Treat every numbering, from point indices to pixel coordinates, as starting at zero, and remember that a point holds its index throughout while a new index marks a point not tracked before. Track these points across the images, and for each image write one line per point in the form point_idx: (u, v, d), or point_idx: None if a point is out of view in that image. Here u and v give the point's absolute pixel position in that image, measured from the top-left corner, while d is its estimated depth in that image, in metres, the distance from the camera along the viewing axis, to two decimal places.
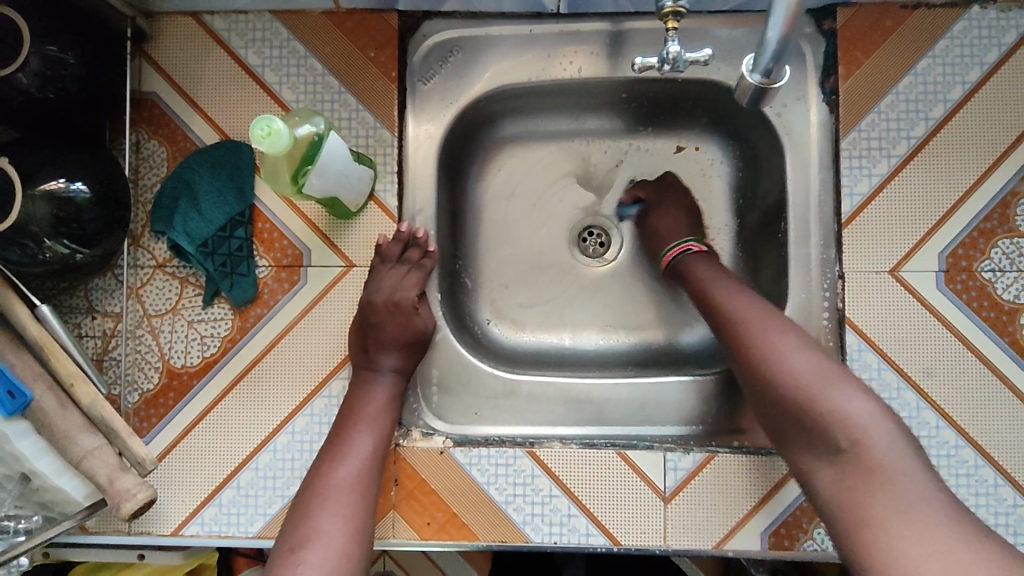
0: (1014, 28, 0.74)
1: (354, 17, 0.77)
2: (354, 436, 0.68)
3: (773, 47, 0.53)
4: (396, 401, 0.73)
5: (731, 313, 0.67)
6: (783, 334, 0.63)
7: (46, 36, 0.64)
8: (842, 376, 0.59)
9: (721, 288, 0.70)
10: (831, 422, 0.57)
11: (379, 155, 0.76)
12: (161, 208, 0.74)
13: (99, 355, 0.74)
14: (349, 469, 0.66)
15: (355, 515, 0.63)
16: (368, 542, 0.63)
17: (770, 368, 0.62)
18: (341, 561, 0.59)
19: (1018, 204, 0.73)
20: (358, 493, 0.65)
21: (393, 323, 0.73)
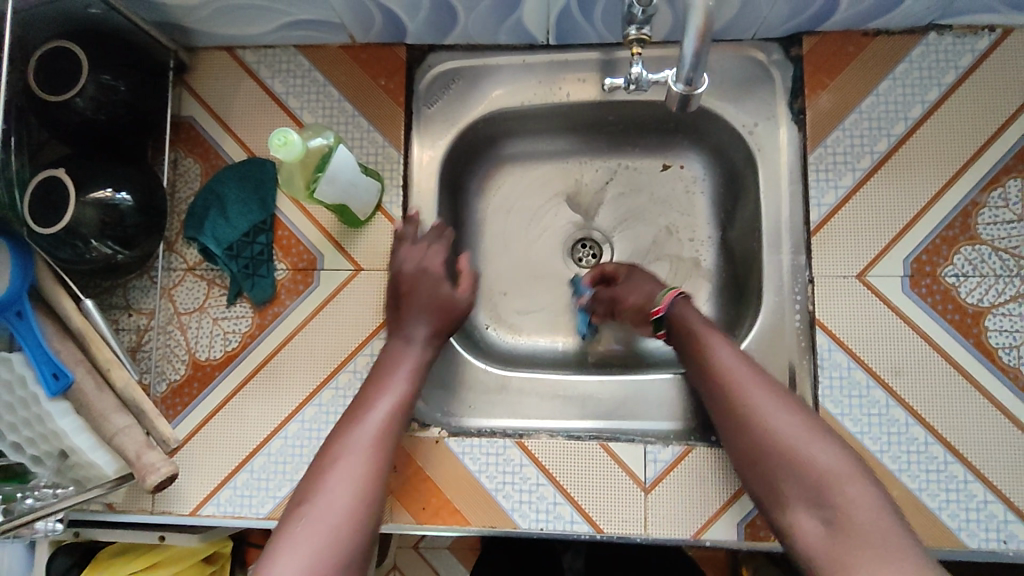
0: (969, 52, 0.80)
1: (367, 51, 0.86)
2: (381, 393, 0.73)
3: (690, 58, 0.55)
4: (426, 365, 0.77)
5: (717, 369, 0.69)
6: (755, 390, 0.67)
7: (102, 68, 0.75)
8: (820, 434, 0.63)
9: (707, 331, 0.72)
10: (813, 480, 0.60)
11: (386, 170, 0.85)
12: (194, 216, 0.83)
13: (134, 347, 0.82)
14: (372, 419, 0.71)
15: (374, 461, 0.68)
16: (381, 490, 0.67)
17: (752, 425, 0.65)
18: (354, 506, 0.64)
19: (978, 214, 0.78)
20: (379, 443, 0.69)
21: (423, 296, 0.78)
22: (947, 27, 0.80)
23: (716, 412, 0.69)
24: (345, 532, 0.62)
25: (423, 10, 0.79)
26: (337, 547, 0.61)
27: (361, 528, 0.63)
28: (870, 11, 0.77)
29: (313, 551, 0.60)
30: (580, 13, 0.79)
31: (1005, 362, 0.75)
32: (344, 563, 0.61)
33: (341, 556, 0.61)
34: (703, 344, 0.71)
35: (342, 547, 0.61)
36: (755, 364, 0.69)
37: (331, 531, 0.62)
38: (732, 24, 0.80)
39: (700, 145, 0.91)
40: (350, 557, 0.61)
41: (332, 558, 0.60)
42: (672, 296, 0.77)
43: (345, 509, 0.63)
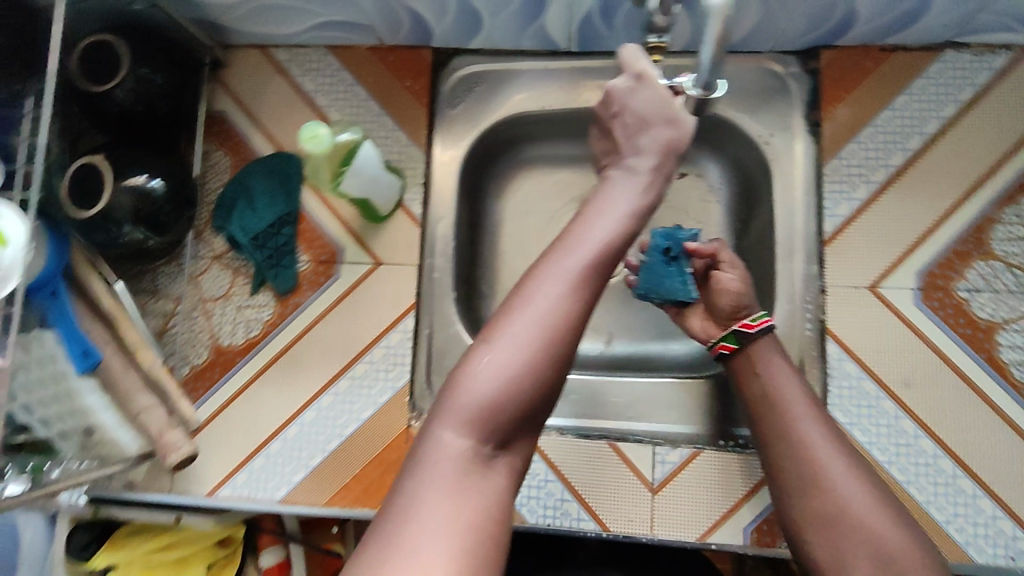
0: (988, 69, 0.81)
1: (395, 53, 0.89)
2: (603, 208, 0.63)
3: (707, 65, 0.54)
4: (652, 188, 0.66)
5: (796, 429, 0.64)
6: (834, 458, 0.61)
7: (141, 62, 0.78)
8: (896, 516, 0.58)
9: (791, 387, 0.67)
10: (889, 563, 0.55)
11: (409, 168, 0.88)
12: (222, 207, 0.86)
13: (160, 330, 0.85)
14: (592, 236, 0.59)
15: (581, 285, 0.56)
16: (586, 312, 0.57)
17: (826, 494, 0.60)
18: (561, 314, 0.55)
19: (993, 230, 0.78)
20: (598, 257, 0.58)
21: (643, 114, 0.70)
22: (965, 44, 0.82)
23: (779, 471, 0.63)
24: (545, 352, 0.54)
25: (450, 14, 0.81)
26: (543, 363, 0.54)
27: (563, 351, 0.55)
28: (888, 26, 0.79)
29: (515, 365, 0.53)
30: (602, 21, 0.81)
31: (1017, 378, 0.75)
32: (544, 384, 0.54)
33: (544, 374, 0.54)
34: (783, 400, 0.66)
35: (545, 363, 0.54)
36: (834, 431, 0.64)
37: (543, 332, 0.54)
38: (751, 35, 0.82)
39: (717, 154, 0.93)
40: (554, 378, 0.55)
41: (536, 378, 0.54)
42: (766, 322, 0.72)
43: (547, 321, 0.54)
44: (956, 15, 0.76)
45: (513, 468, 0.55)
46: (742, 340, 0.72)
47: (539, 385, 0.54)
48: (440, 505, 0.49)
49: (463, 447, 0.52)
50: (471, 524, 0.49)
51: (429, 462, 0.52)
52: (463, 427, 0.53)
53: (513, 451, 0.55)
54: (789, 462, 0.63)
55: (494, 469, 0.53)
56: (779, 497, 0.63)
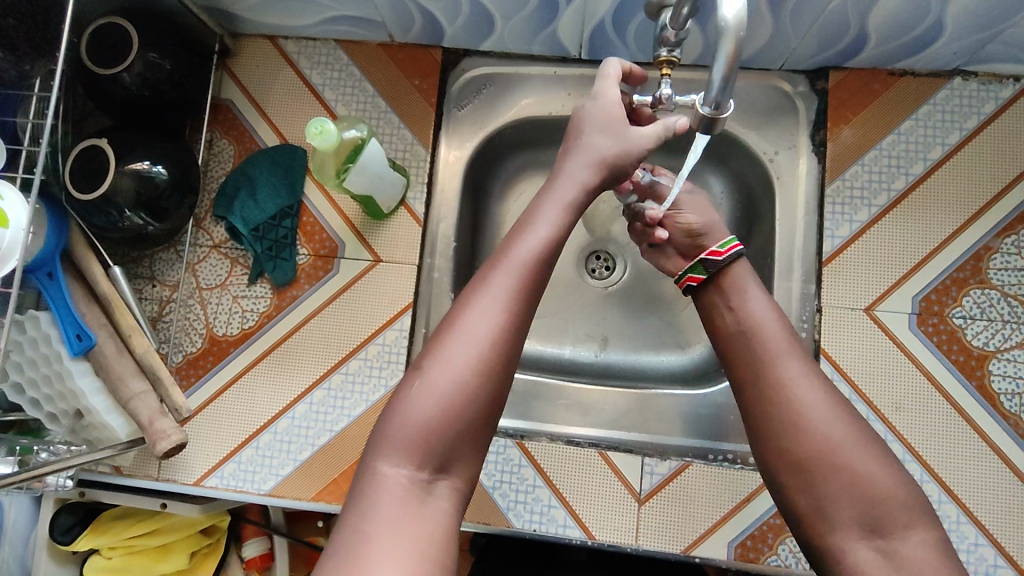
0: (994, 99, 0.81)
1: (404, 50, 0.89)
2: (540, 216, 0.62)
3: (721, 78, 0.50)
4: (591, 195, 0.66)
5: (776, 368, 0.63)
6: (817, 397, 0.61)
7: (150, 46, 0.77)
8: (877, 451, 0.59)
9: (769, 323, 0.66)
10: (873, 505, 0.56)
11: (413, 167, 0.87)
12: (224, 196, 0.86)
13: (155, 316, 0.85)
14: (524, 250, 0.59)
15: (516, 303, 0.57)
16: (524, 330, 0.58)
17: (810, 434, 0.59)
18: (496, 339, 0.56)
19: (990, 258, 0.79)
20: (534, 270, 0.58)
21: (612, 140, 0.67)
22: (973, 73, 0.82)
23: (758, 410, 0.62)
24: (478, 381, 0.55)
25: (462, 16, 0.81)
26: (480, 389, 0.55)
27: (501, 374, 0.56)
28: (897, 51, 0.79)
29: (451, 392, 0.54)
30: (613, 31, 0.81)
31: (1006, 408, 0.76)
32: (484, 407, 0.55)
33: (482, 400, 0.55)
34: (760, 337, 0.65)
35: (481, 388, 0.55)
36: (814, 367, 0.64)
37: (477, 360, 0.55)
38: (761, 53, 0.82)
39: (720, 169, 0.93)
40: (494, 398, 0.56)
41: (471, 406, 0.54)
42: (735, 249, 0.72)
43: (484, 349, 0.55)
44: (965, 44, 0.76)
45: (455, 490, 0.55)
46: (710, 270, 0.72)
47: (478, 411, 0.55)
48: (385, 536, 0.50)
49: (402, 478, 0.53)
50: (418, 554, 0.50)
51: (370, 498, 0.52)
52: (401, 457, 0.53)
53: (455, 475, 0.55)
54: (770, 401, 0.62)
55: (436, 494, 0.54)
56: (758, 437, 0.62)
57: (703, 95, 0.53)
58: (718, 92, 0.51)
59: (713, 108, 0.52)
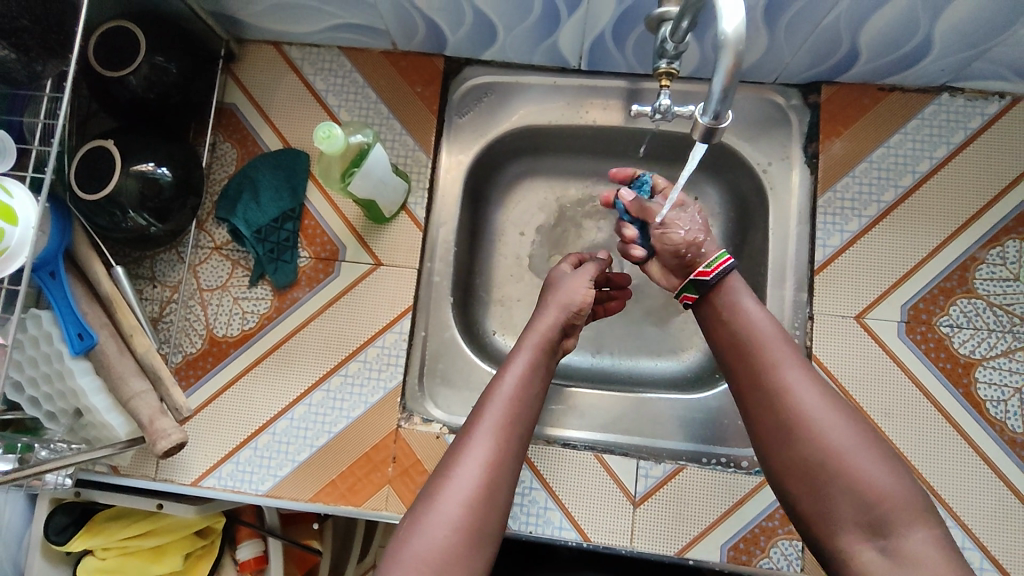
0: (979, 114, 0.84)
1: (407, 58, 0.91)
2: (518, 359, 0.70)
3: (721, 88, 0.50)
4: (558, 338, 0.75)
5: (773, 378, 0.64)
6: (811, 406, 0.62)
7: (158, 49, 0.78)
8: (877, 454, 0.59)
9: (753, 334, 0.67)
10: (871, 508, 0.57)
11: (414, 172, 0.88)
12: (226, 198, 0.87)
13: (156, 316, 0.85)
14: (506, 391, 0.67)
15: (503, 442, 0.63)
16: (513, 463, 0.63)
17: (806, 444, 0.60)
18: (488, 475, 0.61)
19: (976, 269, 0.81)
20: (518, 406, 0.66)
21: (564, 290, 0.78)
22: (960, 89, 0.85)
23: (756, 426, 0.64)
24: (474, 512, 0.59)
25: (465, 26, 0.83)
26: (475, 522, 0.59)
27: (496, 503, 0.61)
28: (887, 67, 0.81)
29: (453, 522, 0.58)
30: (612, 44, 0.83)
31: (992, 415, 0.78)
32: (478, 537, 0.59)
33: (479, 534, 0.59)
34: (753, 351, 0.66)
35: (477, 521, 0.59)
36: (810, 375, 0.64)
37: (474, 493, 0.60)
38: (755, 67, 0.85)
39: (715, 179, 0.95)
40: (488, 525, 0.60)
41: (471, 536, 0.58)
42: (721, 267, 0.71)
43: (477, 485, 0.60)
44: (953, 61, 0.79)
45: None
46: (700, 291, 0.72)
47: (476, 539, 0.58)
48: None
49: None
50: None
51: None
52: None
53: None
54: (765, 419, 0.63)
55: None
56: (761, 447, 0.64)
57: (703, 104, 0.54)
58: (718, 104, 0.51)
59: (713, 118, 0.53)
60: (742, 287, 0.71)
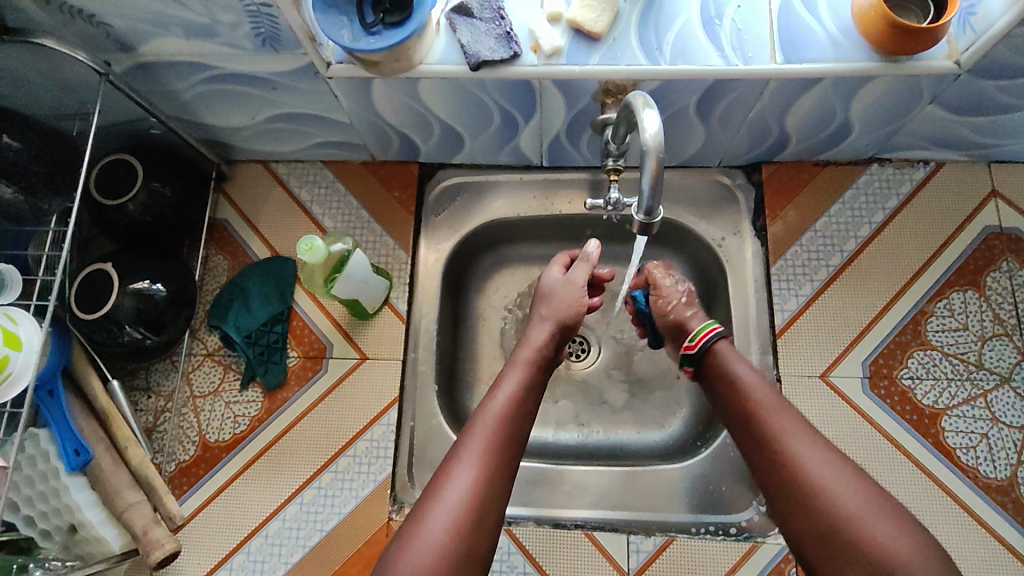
0: (908, 180, 0.92)
1: (384, 168, 0.99)
2: (505, 381, 0.73)
3: (647, 186, 0.57)
4: (548, 351, 0.78)
5: (784, 435, 0.66)
6: (822, 463, 0.63)
7: (154, 176, 0.85)
8: (890, 513, 0.60)
9: (762, 395, 0.70)
10: (886, 566, 0.56)
11: (396, 269, 0.94)
12: (218, 306, 0.91)
13: (150, 425, 0.88)
14: (493, 408, 0.69)
15: (490, 459, 0.65)
16: (500, 485, 0.65)
17: (823, 499, 0.61)
18: (471, 496, 0.62)
19: (927, 321, 0.86)
20: (507, 421, 0.68)
21: (557, 300, 0.81)
22: (888, 160, 0.93)
23: (768, 477, 0.66)
24: (457, 537, 0.60)
25: (435, 137, 0.91)
26: (457, 546, 0.60)
27: (479, 530, 0.61)
28: (819, 145, 0.90)
29: (434, 549, 0.59)
30: (568, 143, 0.92)
31: (965, 462, 0.81)
32: (462, 561, 0.59)
33: (462, 555, 0.60)
34: (761, 410, 0.69)
35: (459, 544, 0.60)
36: (819, 436, 0.66)
37: (458, 515, 0.61)
38: (697, 154, 0.93)
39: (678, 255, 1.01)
40: (475, 552, 0.60)
41: (451, 562, 0.59)
42: (704, 339, 0.77)
43: (460, 504, 0.61)
44: (876, 136, 0.87)
45: None
46: (693, 363, 0.78)
47: (459, 565, 0.59)
48: None
49: None
50: None
51: None
52: None
53: None
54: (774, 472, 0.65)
55: None
56: (777, 506, 0.65)
57: (636, 201, 0.61)
58: (647, 199, 0.58)
59: (644, 214, 0.60)
60: (738, 354, 0.76)
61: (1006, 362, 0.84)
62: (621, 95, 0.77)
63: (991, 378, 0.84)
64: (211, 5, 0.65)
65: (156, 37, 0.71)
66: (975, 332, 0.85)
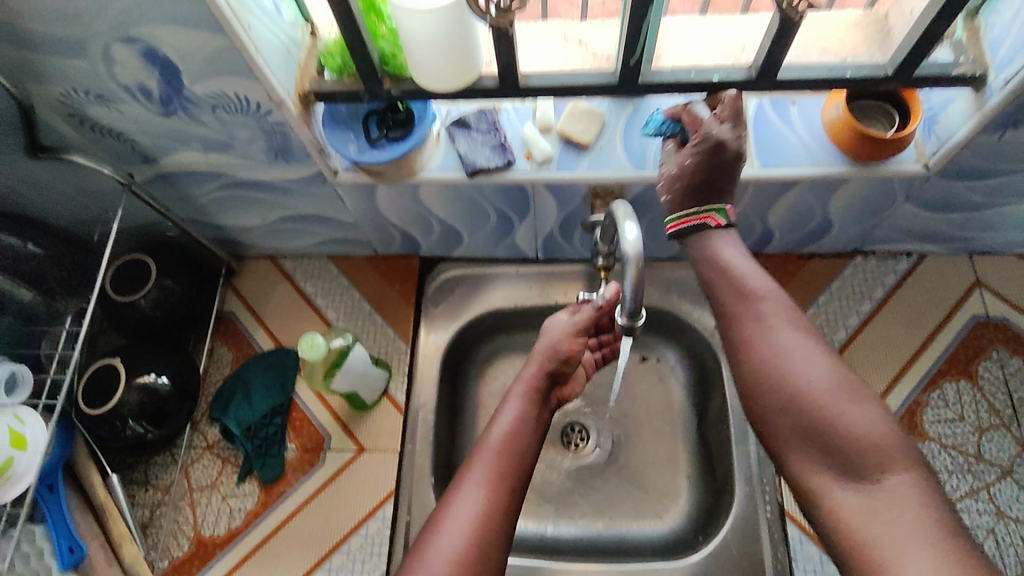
0: (892, 271, 0.95)
1: (386, 262, 1.04)
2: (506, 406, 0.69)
3: (629, 292, 0.60)
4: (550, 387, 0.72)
5: (755, 324, 0.62)
6: (797, 350, 0.59)
7: (167, 273, 0.89)
8: (858, 394, 0.56)
9: (742, 281, 0.64)
10: (848, 447, 0.54)
11: (395, 360, 0.97)
12: (220, 399, 0.93)
13: (146, 521, 0.88)
14: (493, 440, 0.65)
15: (492, 495, 0.61)
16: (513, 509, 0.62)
17: (789, 381, 0.58)
18: (474, 531, 0.59)
19: (923, 412, 0.87)
20: (507, 457, 0.64)
21: (548, 336, 0.74)
22: (871, 252, 0.96)
23: (738, 365, 0.63)
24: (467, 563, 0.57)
25: (435, 234, 0.96)
26: None
27: (487, 561, 0.58)
28: (802, 239, 0.93)
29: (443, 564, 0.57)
30: (561, 239, 0.96)
31: None
32: None
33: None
34: (740, 298, 0.63)
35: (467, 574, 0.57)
36: (796, 319, 0.61)
37: (463, 545, 0.58)
38: None
39: (673, 344, 1.02)
40: None
41: None
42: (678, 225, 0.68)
43: (463, 538, 0.58)
44: (856, 231, 0.91)
45: None
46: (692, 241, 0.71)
47: None
48: None
49: None
50: None
51: None
52: None
53: None
54: (744, 370, 0.61)
55: None
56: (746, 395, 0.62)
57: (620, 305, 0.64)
58: (630, 304, 0.61)
59: (627, 319, 0.63)
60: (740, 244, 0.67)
61: (1006, 454, 0.84)
62: (609, 198, 0.82)
63: (992, 471, 0.83)
64: (229, 125, 0.72)
65: (176, 151, 0.77)
66: (972, 423, 0.86)
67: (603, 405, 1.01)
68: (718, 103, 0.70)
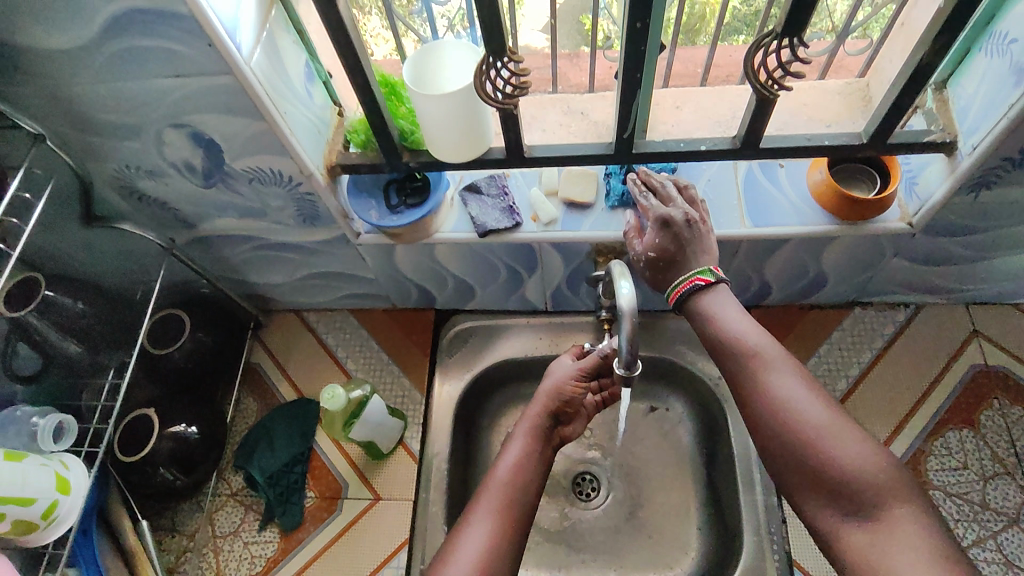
0: (891, 321, 0.98)
1: (404, 315, 1.09)
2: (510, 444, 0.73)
3: (626, 344, 0.64)
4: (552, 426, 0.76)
5: (753, 371, 0.64)
6: (795, 395, 0.62)
7: (200, 327, 0.96)
8: (854, 432, 0.59)
9: (737, 329, 0.66)
10: (852, 486, 0.57)
11: (410, 410, 1.01)
12: (245, 447, 0.98)
13: (172, 565, 0.92)
14: (499, 477, 0.69)
15: (498, 530, 0.65)
16: (518, 540, 0.66)
17: (789, 426, 0.60)
18: (481, 563, 0.62)
19: (927, 461, 0.89)
20: (514, 492, 0.68)
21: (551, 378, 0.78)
22: (870, 303, 1.00)
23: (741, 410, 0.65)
24: None
25: (449, 289, 1.02)
26: None
27: None
28: (800, 292, 0.97)
29: None
30: (569, 292, 1.01)
31: None
32: None
33: None
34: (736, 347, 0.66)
35: None
36: (790, 363, 0.64)
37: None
38: None
39: (680, 393, 1.05)
40: None
41: None
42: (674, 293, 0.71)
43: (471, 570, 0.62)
44: (852, 284, 0.95)
45: None
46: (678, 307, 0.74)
47: None
48: None
49: None
50: None
51: None
52: None
53: None
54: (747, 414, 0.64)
55: None
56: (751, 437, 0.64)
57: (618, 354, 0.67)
58: (627, 356, 0.65)
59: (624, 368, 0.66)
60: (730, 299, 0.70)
61: (1011, 502, 0.85)
62: (612, 256, 0.87)
63: (999, 520, 0.85)
64: (263, 194, 0.79)
65: (214, 218, 0.85)
66: (976, 471, 0.87)
67: (613, 454, 1.04)
68: (653, 181, 0.76)
